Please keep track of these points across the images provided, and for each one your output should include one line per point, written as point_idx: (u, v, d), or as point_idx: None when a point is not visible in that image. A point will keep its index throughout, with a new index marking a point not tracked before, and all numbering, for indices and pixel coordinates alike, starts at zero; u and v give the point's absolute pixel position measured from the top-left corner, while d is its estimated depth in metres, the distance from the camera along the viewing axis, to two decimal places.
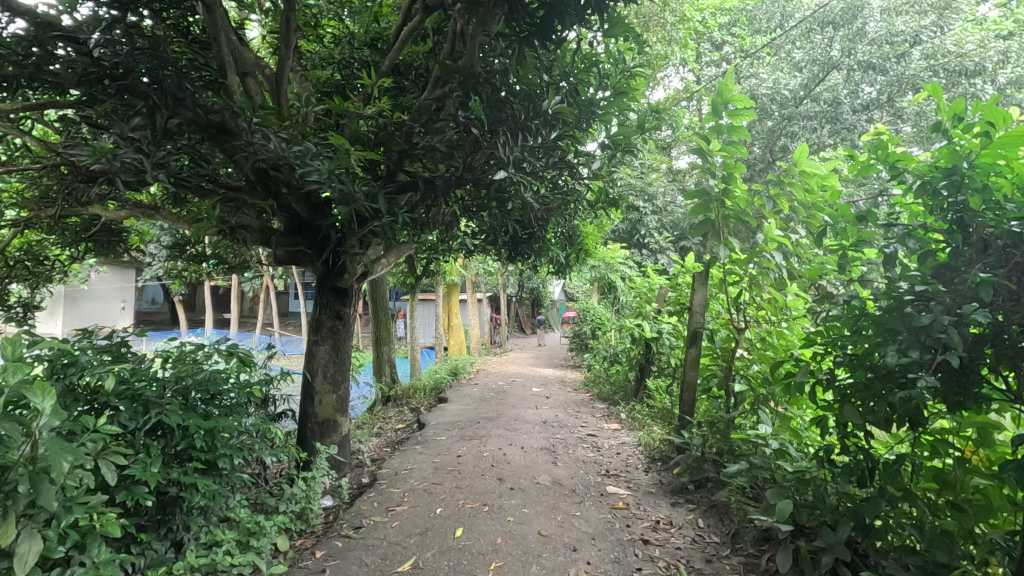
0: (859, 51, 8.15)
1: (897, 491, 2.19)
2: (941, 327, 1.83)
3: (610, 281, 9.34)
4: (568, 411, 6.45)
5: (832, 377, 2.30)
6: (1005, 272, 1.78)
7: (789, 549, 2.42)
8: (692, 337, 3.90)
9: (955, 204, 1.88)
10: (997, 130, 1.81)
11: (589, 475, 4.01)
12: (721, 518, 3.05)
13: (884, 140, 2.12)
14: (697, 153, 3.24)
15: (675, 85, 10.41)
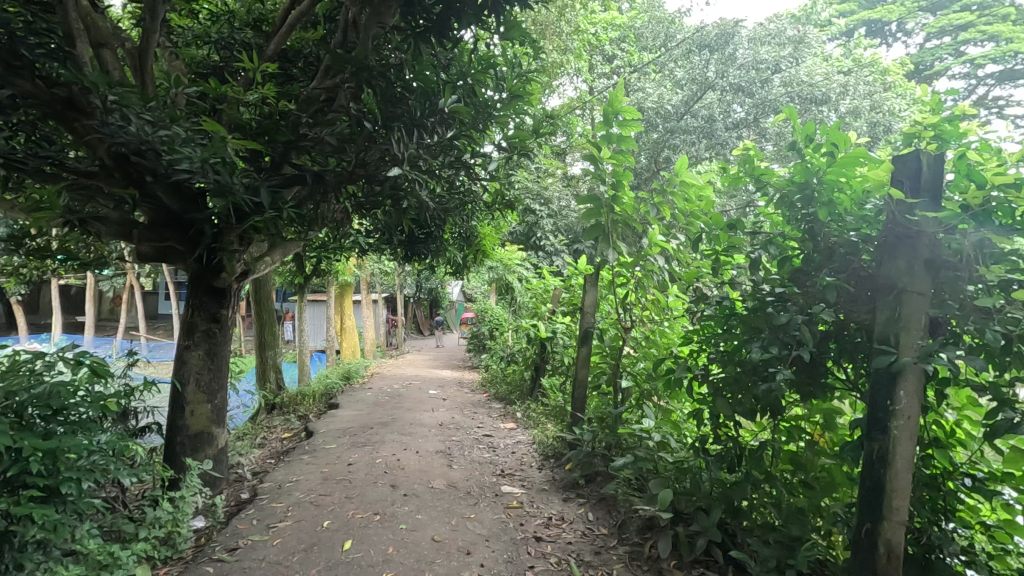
0: (730, 74, 8.98)
1: (760, 475, 2.42)
2: (795, 325, 2.04)
3: (508, 282, 9.48)
4: (464, 412, 6.42)
5: (707, 372, 2.50)
6: (846, 277, 2.01)
7: (669, 535, 2.57)
8: (583, 336, 4.07)
9: (807, 215, 2.11)
10: (839, 151, 2.02)
11: (484, 476, 4.01)
12: (609, 510, 3.18)
13: (750, 155, 2.31)
14: (588, 160, 3.37)
15: (570, 93, 10.84)
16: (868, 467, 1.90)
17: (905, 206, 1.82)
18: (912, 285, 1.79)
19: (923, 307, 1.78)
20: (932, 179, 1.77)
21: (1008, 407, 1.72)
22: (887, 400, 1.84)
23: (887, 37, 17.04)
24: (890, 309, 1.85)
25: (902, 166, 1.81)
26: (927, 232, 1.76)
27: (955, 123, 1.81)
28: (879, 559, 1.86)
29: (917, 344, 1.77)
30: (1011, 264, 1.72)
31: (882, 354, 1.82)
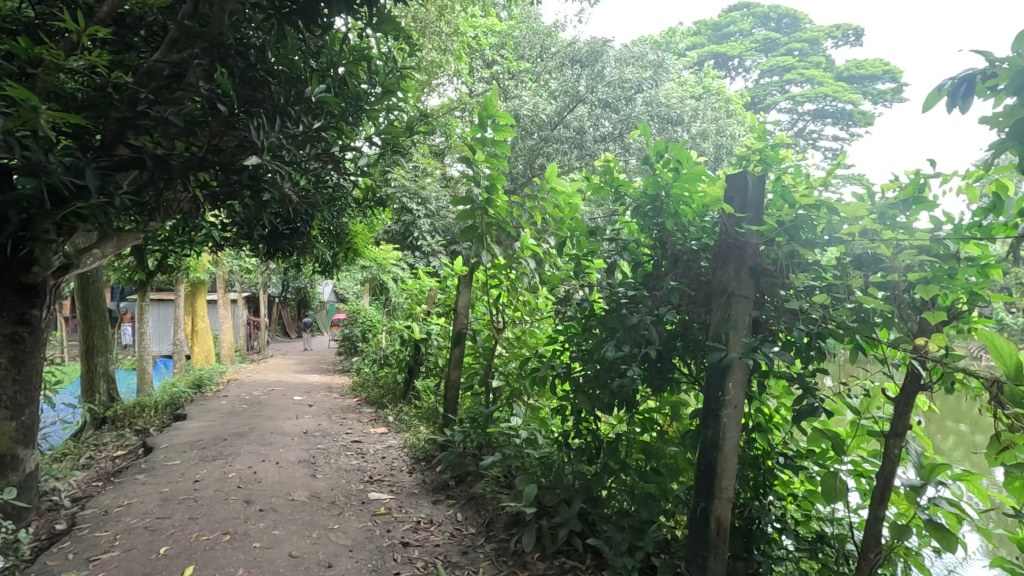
0: (599, 90, 9.58)
1: (615, 465, 2.60)
2: (644, 325, 2.23)
3: (382, 283, 9.22)
4: (332, 418, 6.12)
5: (569, 370, 2.62)
6: (688, 281, 2.23)
7: (533, 529, 2.66)
8: (456, 337, 4.08)
9: (657, 225, 2.31)
10: (683, 168, 2.22)
11: (351, 484, 3.85)
12: (477, 509, 3.21)
13: (611, 167, 2.49)
14: (463, 162, 3.38)
15: (449, 94, 10.84)
16: (703, 452, 2.12)
17: (735, 219, 2.08)
18: (739, 289, 2.06)
19: (747, 308, 2.05)
20: (756, 197, 2.04)
21: (810, 394, 2.03)
22: (719, 391, 2.08)
23: (730, 70, 19.34)
24: (722, 310, 2.09)
25: (733, 185, 2.06)
26: (751, 244, 2.04)
27: (777, 149, 2.04)
28: (711, 533, 2.08)
29: (742, 341, 2.02)
30: (814, 274, 2.01)
31: (714, 350, 2.05)
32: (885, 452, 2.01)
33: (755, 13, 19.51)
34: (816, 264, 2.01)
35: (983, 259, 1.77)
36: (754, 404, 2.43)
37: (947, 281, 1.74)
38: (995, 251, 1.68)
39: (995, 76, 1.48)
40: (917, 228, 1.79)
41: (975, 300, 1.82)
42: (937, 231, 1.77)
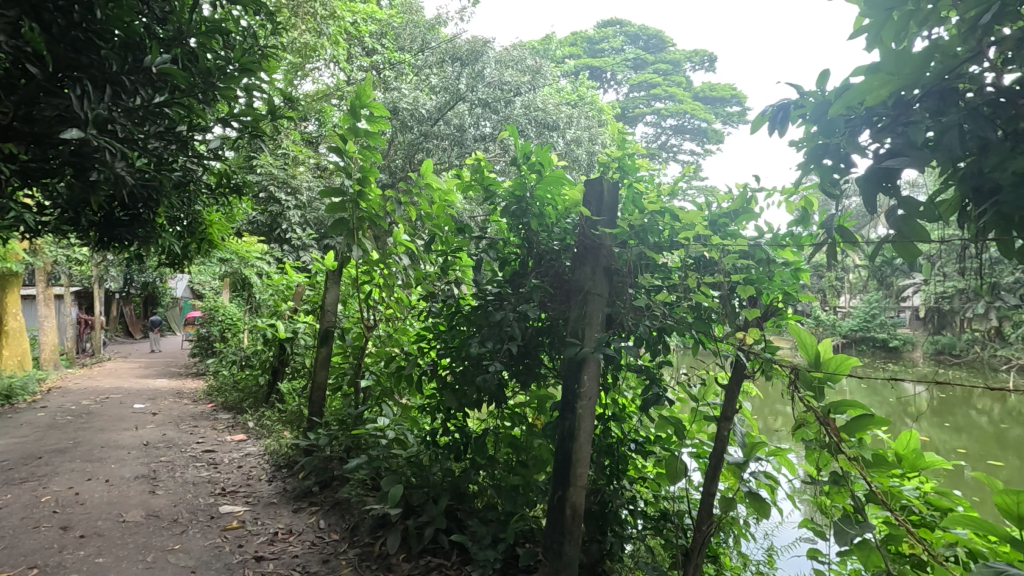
0: (479, 90, 9.66)
1: (482, 460, 2.64)
2: (508, 322, 2.29)
3: (244, 278, 8.49)
4: (180, 427, 5.51)
5: (436, 367, 2.62)
6: (549, 279, 2.33)
7: (399, 530, 2.61)
8: (323, 336, 3.87)
9: (522, 224, 2.38)
10: (545, 170, 2.30)
11: (198, 499, 3.49)
12: (342, 514, 3.07)
13: (481, 165, 2.52)
14: (333, 152, 3.22)
15: (324, 80, 10.28)
16: (560, 442, 2.23)
17: (592, 222, 2.21)
18: (594, 288, 2.19)
19: (600, 305, 2.19)
20: (611, 202, 2.19)
21: (655, 385, 2.23)
22: (575, 384, 2.20)
23: (603, 82, 20.55)
24: (579, 308, 2.22)
25: (591, 190, 2.19)
26: (605, 245, 2.17)
27: (633, 158, 2.19)
28: (566, 519, 2.19)
29: (595, 336, 2.16)
30: (661, 274, 2.19)
31: (572, 346, 2.16)
32: (717, 434, 2.26)
33: (626, 31, 20.94)
34: (663, 266, 2.20)
35: (794, 264, 2.07)
36: (611, 395, 2.60)
37: (765, 282, 2.07)
38: (801, 257, 1.98)
39: (802, 106, 1.75)
40: (742, 236, 2.06)
41: (787, 299, 2.13)
42: (757, 240, 2.05)
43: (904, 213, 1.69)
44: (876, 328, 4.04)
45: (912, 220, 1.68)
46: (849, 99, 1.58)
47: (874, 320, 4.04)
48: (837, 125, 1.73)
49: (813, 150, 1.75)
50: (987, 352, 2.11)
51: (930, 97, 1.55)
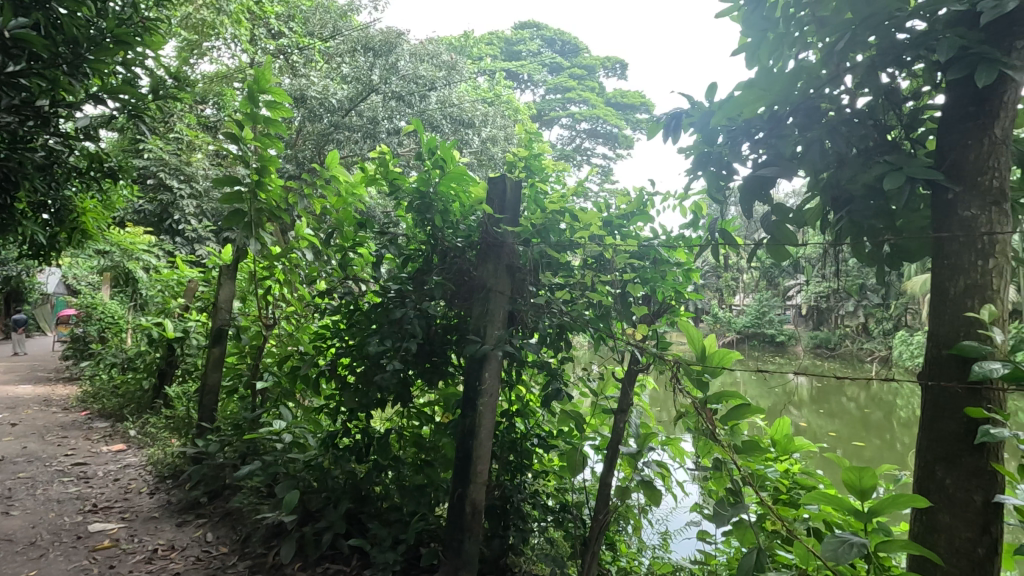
0: (393, 82, 9.44)
1: (385, 461, 2.58)
2: (408, 319, 2.26)
3: (127, 272, 7.73)
4: (45, 438, 4.91)
5: (335, 367, 2.52)
6: (452, 276, 2.32)
7: (294, 537, 2.49)
8: (216, 335, 3.61)
9: (425, 220, 2.35)
10: (447, 166, 2.28)
11: (62, 518, 3.14)
12: (233, 525, 2.88)
13: (386, 159, 2.45)
14: (227, 138, 3.00)
15: (224, 61, 9.61)
16: (461, 439, 2.23)
17: (494, 220, 2.22)
18: (497, 285, 2.21)
19: (502, 302, 2.21)
20: (513, 200, 2.21)
21: (555, 381, 2.30)
22: (476, 381, 2.21)
23: (520, 83, 20.83)
24: (481, 305, 2.23)
25: (493, 188, 2.20)
26: (508, 243, 2.19)
27: (539, 159, 2.22)
28: (466, 517, 2.19)
29: (495, 334, 2.17)
30: (560, 272, 2.25)
31: (473, 343, 2.17)
32: (614, 426, 2.35)
33: (543, 35, 21.35)
34: (565, 264, 2.26)
35: (685, 264, 2.19)
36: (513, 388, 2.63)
37: (658, 281, 2.17)
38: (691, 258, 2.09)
39: (691, 115, 1.88)
40: (636, 236, 2.16)
41: (679, 298, 2.24)
42: (651, 241, 2.15)
43: (776, 219, 1.86)
44: (764, 323, 4.39)
45: (783, 225, 1.85)
46: (727, 109, 1.74)
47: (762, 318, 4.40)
48: (720, 135, 1.87)
49: (698, 157, 1.87)
50: (851, 344, 2.33)
51: (797, 114, 1.72)
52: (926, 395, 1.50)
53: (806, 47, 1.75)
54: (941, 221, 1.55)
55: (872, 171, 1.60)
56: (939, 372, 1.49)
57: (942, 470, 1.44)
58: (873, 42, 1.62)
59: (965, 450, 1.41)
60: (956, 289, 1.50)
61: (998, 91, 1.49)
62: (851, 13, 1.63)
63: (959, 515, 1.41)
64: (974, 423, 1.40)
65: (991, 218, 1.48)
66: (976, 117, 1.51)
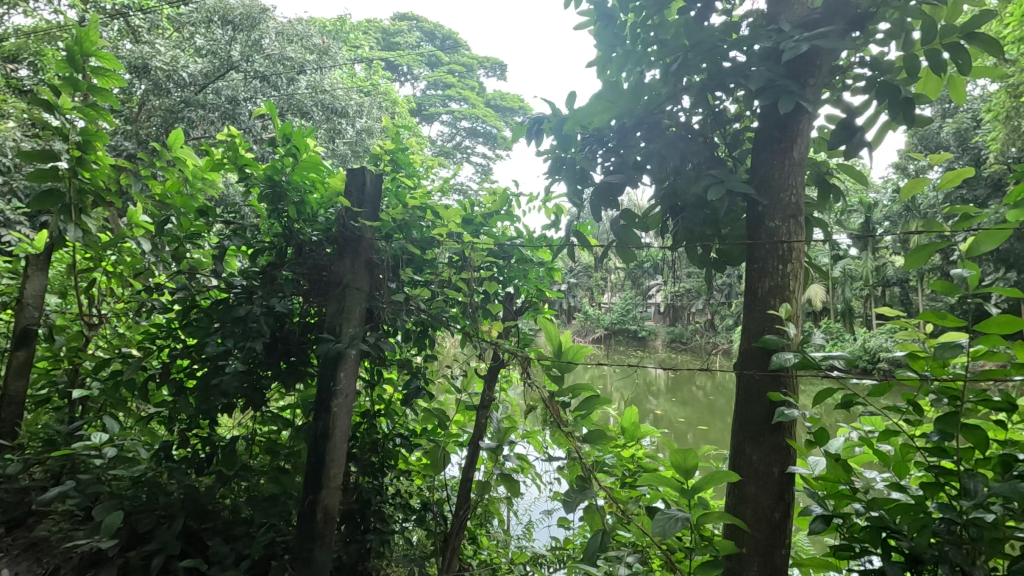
0: (256, 60, 8.74)
1: (231, 472, 2.33)
2: (253, 317, 2.09)
3: None
4: None
5: (168, 370, 2.26)
6: (306, 272, 2.20)
7: (115, 564, 2.18)
8: (18, 338, 2.89)
9: (277, 211, 2.19)
10: (301, 155, 2.14)
11: None
12: (38, 558, 2.47)
13: (235, 143, 2.25)
14: (38, 107, 2.46)
15: (43, 16, 8.22)
16: (313, 444, 2.12)
17: (352, 213, 2.14)
18: (353, 282, 2.13)
19: (360, 300, 2.14)
20: (372, 194, 2.14)
21: (417, 378, 2.32)
22: (330, 382, 2.12)
23: (401, 76, 20.41)
24: (336, 302, 2.13)
25: (351, 180, 2.13)
26: (366, 237, 2.12)
27: (407, 154, 2.20)
28: (318, 525, 2.09)
29: (350, 331, 2.09)
30: (419, 268, 2.24)
31: (327, 343, 2.06)
32: (476, 422, 2.38)
33: (424, 28, 21.09)
34: (430, 260, 2.23)
35: (547, 264, 2.32)
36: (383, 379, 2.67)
37: (522, 278, 2.30)
38: (551, 257, 2.23)
39: (549, 121, 1.97)
40: (496, 235, 2.21)
41: (541, 295, 2.41)
42: (514, 242, 2.23)
43: (624, 223, 2.00)
44: (628, 320, 4.72)
45: (630, 229, 2.00)
46: (580, 116, 1.84)
47: (627, 315, 4.74)
48: (574, 141, 1.97)
49: (554, 161, 1.95)
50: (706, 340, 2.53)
51: (640, 126, 1.87)
52: (738, 382, 1.70)
53: (649, 65, 1.91)
54: (753, 230, 1.78)
55: (700, 183, 1.79)
56: (748, 362, 1.70)
57: (750, 448, 1.65)
58: (702, 67, 1.81)
59: (766, 429, 1.63)
60: (763, 289, 1.72)
61: (795, 119, 1.74)
62: (684, 39, 1.80)
63: (762, 486, 1.62)
64: (773, 405, 1.63)
65: (790, 229, 1.72)
66: (779, 141, 1.75)
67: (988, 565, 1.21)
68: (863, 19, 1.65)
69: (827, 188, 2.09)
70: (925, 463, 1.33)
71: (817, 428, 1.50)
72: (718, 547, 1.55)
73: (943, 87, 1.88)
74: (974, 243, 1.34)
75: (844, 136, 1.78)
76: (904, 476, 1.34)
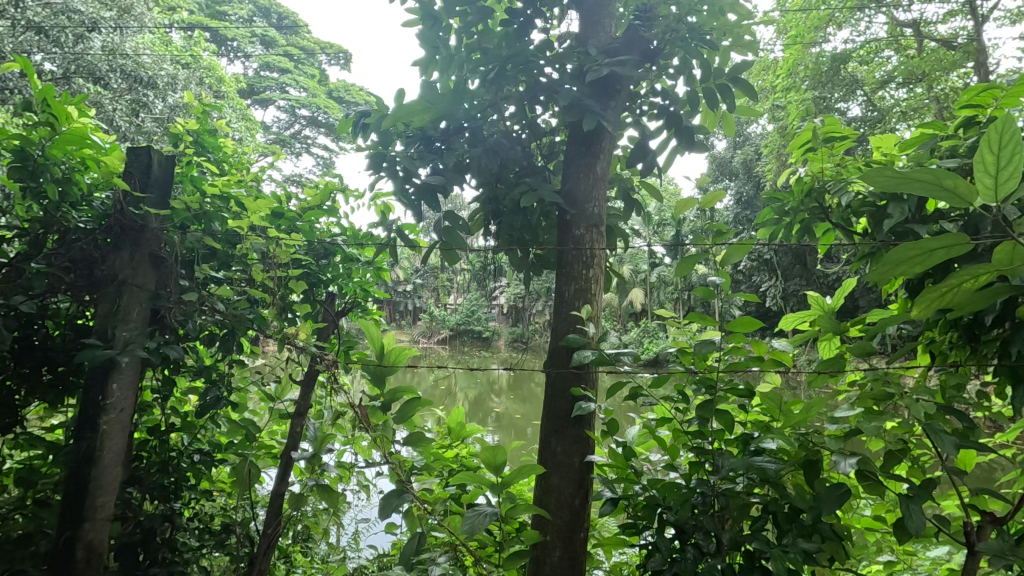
0: (29, 8, 7.26)
1: None
2: None
3: None
4: None
5: None
6: (71, 265, 1.84)
7: None
8: None
9: (31, 190, 1.81)
10: (61, 125, 1.77)
11: None
12: None
13: None
14: None
15: None
16: (73, 469, 1.81)
17: (133, 198, 1.86)
18: (133, 278, 1.85)
19: (141, 299, 1.86)
20: (160, 177, 1.89)
21: (216, 387, 2.07)
22: (99, 395, 1.83)
23: (230, 51, 18.48)
24: (110, 302, 1.83)
25: (134, 159, 1.86)
26: (150, 227, 1.85)
27: (211, 137, 2.05)
28: (76, 565, 1.78)
29: (126, 336, 1.81)
30: (220, 264, 2.04)
31: (95, 350, 1.76)
32: (290, 431, 2.21)
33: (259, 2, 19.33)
34: (237, 255, 2.03)
35: (375, 264, 2.27)
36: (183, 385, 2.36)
37: (345, 278, 2.25)
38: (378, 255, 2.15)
39: (371, 116, 1.90)
40: (310, 231, 2.11)
41: (366, 295, 2.36)
42: (334, 239, 2.16)
43: (448, 225, 2.00)
44: (470, 322, 4.79)
45: (454, 231, 2.00)
46: (399, 115, 1.81)
47: (472, 317, 4.80)
48: (395, 139, 1.93)
49: (374, 157, 1.87)
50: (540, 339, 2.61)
51: (462, 130, 1.89)
52: (546, 380, 1.81)
53: (471, 71, 1.94)
54: (563, 237, 1.91)
55: (516, 190, 1.87)
56: (555, 360, 1.82)
57: (555, 441, 1.76)
58: (520, 78, 1.89)
59: (568, 423, 1.75)
60: (569, 292, 1.85)
61: (599, 137, 1.91)
62: (503, 50, 1.87)
63: (564, 476, 1.74)
64: (575, 400, 1.76)
65: (592, 237, 1.88)
66: (585, 156, 1.91)
67: (734, 528, 1.44)
68: (655, 53, 1.86)
69: (631, 202, 2.32)
70: (689, 446, 1.53)
71: (610, 419, 1.65)
72: (524, 538, 1.63)
73: (718, 122, 2.19)
74: (727, 255, 1.63)
75: (640, 155, 1.99)
76: (675, 458, 1.54)
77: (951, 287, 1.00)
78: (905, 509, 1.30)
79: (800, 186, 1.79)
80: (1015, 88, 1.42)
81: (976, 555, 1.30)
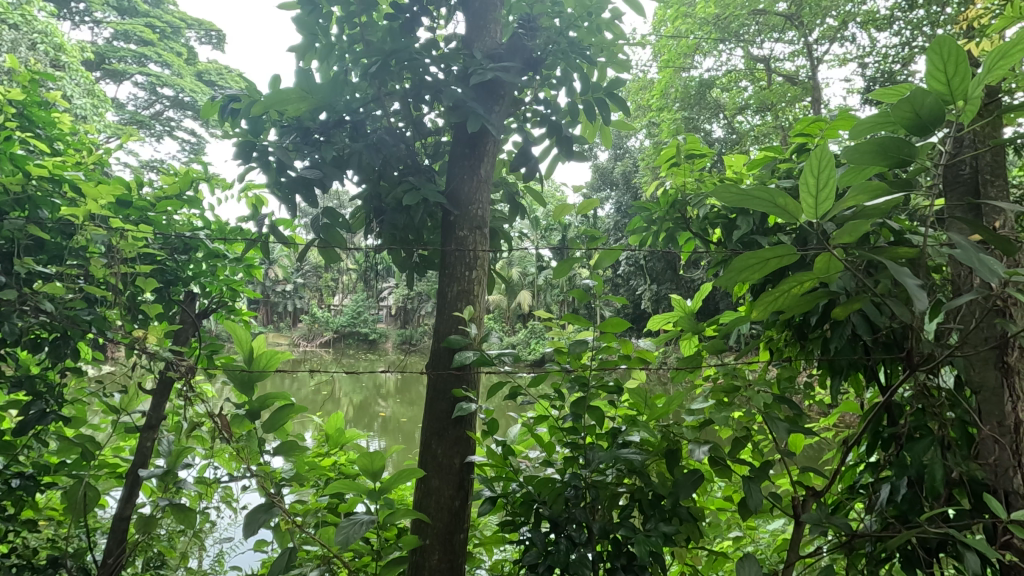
0: None
1: None
2: None
3: None
4: None
5: None
6: None
7: None
8: None
9: None
10: None
11: None
12: None
13: None
14: None
15: None
16: None
17: None
18: None
19: None
20: None
21: (41, 400, 1.78)
22: None
23: (75, 14, 16.16)
24: None
25: None
26: None
27: (44, 111, 1.80)
28: None
29: None
30: (48, 259, 1.79)
31: None
32: (139, 448, 1.97)
33: None
34: (71, 247, 1.79)
35: (244, 262, 2.12)
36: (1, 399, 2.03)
37: (209, 277, 2.10)
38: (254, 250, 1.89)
39: (239, 102, 1.76)
40: (164, 223, 1.92)
41: (235, 295, 2.21)
42: (195, 233, 1.96)
43: (327, 221, 1.87)
44: (356, 323, 4.65)
45: (334, 228, 1.88)
46: (270, 102, 1.68)
47: (359, 318, 4.62)
48: (266, 127, 1.79)
49: (242, 145, 1.72)
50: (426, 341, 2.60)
51: (343, 124, 1.81)
52: (427, 382, 1.79)
53: (351, 62, 1.86)
54: (446, 237, 1.91)
55: (398, 188, 1.83)
56: (436, 362, 1.80)
57: (435, 443, 1.75)
58: (404, 75, 1.85)
59: (449, 424, 1.75)
60: (452, 292, 1.85)
61: (482, 140, 1.93)
62: (386, 44, 1.81)
63: (443, 478, 1.74)
64: (456, 401, 1.76)
65: (476, 239, 1.89)
66: (469, 158, 1.92)
67: (604, 518, 1.51)
68: (538, 63, 1.91)
69: (516, 206, 2.36)
70: (563, 442, 1.60)
71: (490, 419, 1.67)
72: (401, 544, 1.60)
73: (597, 134, 2.30)
74: (599, 260, 1.73)
75: (523, 160, 2.03)
76: (550, 454, 1.59)
77: (783, 292, 1.16)
78: (746, 489, 1.45)
79: (665, 198, 1.95)
80: (835, 122, 1.65)
81: (802, 526, 1.47)
